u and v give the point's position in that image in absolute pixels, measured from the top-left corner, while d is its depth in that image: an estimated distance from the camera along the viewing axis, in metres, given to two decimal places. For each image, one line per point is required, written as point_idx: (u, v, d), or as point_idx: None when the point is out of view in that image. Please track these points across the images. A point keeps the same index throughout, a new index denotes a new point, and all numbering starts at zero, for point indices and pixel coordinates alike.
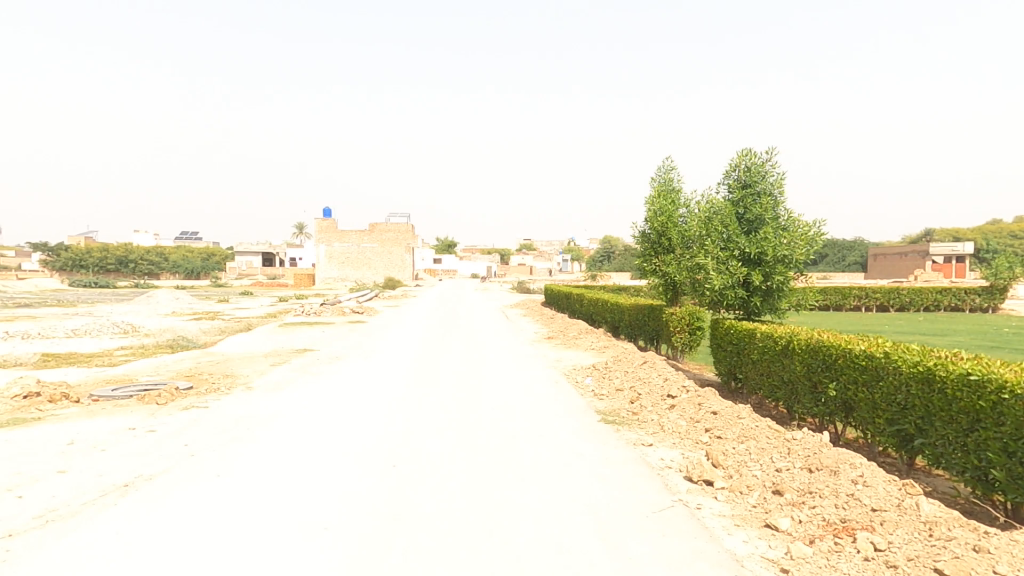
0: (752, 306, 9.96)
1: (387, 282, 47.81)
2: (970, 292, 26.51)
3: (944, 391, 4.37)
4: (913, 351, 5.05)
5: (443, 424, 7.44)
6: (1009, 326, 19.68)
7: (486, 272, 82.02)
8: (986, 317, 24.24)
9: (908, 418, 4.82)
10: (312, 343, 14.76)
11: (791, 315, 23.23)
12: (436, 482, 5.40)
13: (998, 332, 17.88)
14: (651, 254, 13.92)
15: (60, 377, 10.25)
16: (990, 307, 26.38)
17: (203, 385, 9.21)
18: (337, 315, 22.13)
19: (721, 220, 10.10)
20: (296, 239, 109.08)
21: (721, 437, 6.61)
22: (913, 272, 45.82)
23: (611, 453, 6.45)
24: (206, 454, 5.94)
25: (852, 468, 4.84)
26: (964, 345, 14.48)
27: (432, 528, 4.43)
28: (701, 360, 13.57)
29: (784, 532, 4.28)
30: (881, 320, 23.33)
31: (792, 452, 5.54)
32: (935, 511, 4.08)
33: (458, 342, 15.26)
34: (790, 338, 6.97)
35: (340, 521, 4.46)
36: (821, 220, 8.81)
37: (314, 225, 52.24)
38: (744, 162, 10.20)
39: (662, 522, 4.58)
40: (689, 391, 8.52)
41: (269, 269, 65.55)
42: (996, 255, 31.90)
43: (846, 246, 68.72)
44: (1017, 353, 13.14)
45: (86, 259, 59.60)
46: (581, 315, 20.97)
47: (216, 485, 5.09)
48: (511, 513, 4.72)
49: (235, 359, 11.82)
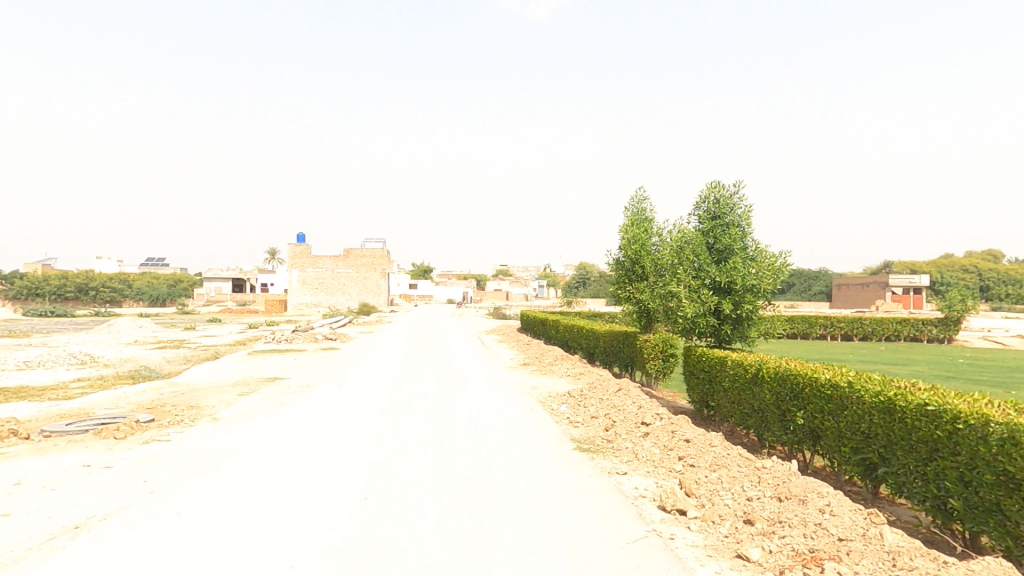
0: (723, 333, 10.15)
1: (362, 308, 47.23)
2: (927, 323, 27.38)
3: (904, 420, 4.50)
4: (874, 380, 5.21)
5: (416, 454, 7.31)
6: (964, 357, 20.53)
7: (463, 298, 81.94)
8: (944, 348, 25.13)
9: (871, 446, 4.93)
10: (281, 371, 14.43)
11: (761, 344, 23.79)
12: (408, 515, 5.27)
13: (954, 363, 18.59)
14: (625, 281, 14.14)
15: (10, 412, 9.75)
16: (946, 337, 27.28)
17: (165, 417, 8.88)
18: (310, 343, 21.72)
19: (692, 250, 10.32)
20: (270, 265, 107.55)
21: (694, 465, 6.64)
22: (874, 302, 47.36)
23: (586, 483, 6.41)
24: (166, 491, 5.70)
25: (819, 497, 4.91)
26: (923, 376, 14.98)
27: (402, 564, 4.30)
28: (674, 388, 13.67)
29: (755, 562, 4.29)
30: (846, 349, 24.04)
31: (763, 481, 5.59)
32: (898, 541, 4.16)
33: (432, 370, 15.12)
34: (759, 366, 7.11)
35: (307, 559, 4.31)
36: (787, 251, 9.08)
37: (288, 251, 51.60)
38: (713, 195, 10.52)
39: (635, 554, 4.55)
40: (662, 418, 8.57)
41: (239, 296, 64.27)
42: (950, 289, 33.34)
43: (811, 275, 70.79)
44: (973, 383, 13.66)
45: (43, 287, 57.66)
46: (557, 341, 21.04)
47: (176, 525, 4.88)
48: (484, 546, 4.64)
49: (201, 390, 11.46)
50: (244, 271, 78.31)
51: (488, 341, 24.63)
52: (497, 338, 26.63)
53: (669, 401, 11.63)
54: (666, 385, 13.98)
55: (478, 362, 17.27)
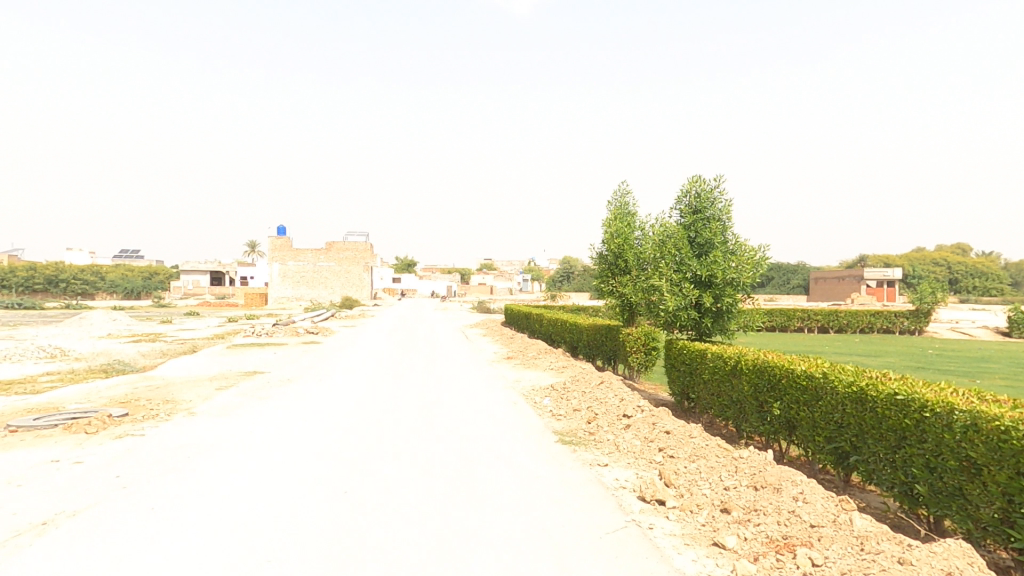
0: (704, 326, 10.28)
1: (345, 301, 46.86)
2: (899, 315, 28.04)
3: (875, 410, 4.61)
4: (847, 371, 5.32)
5: (398, 447, 7.30)
6: (934, 348, 21.13)
7: (447, 292, 81.79)
8: (915, 339, 25.75)
9: (844, 435, 5.05)
10: (261, 365, 14.25)
11: (741, 336, 24.12)
12: (389, 508, 5.27)
13: (925, 354, 19.12)
14: (608, 274, 14.21)
15: None
16: (917, 329, 27.98)
17: (140, 412, 8.73)
18: (290, 336, 21.47)
19: (675, 243, 10.40)
20: (249, 258, 106.08)
21: (674, 456, 6.73)
22: (849, 295, 48.37)
23: (567, 475, 6.47)
24: (140, 486, 5.62)
25: (793, 486, 5.02)
26: (895, 366, 15.38)
27: (381, 557, 4.30)
28: (656, 380, 13.82)
29: (730, 550, 4.37)
30: (822, 341, 24.56)
31: (739, 470, 5.69)
32: (867, 526, 4.27)
33: (414, 363, 15.07)
34: (737, 358, 7.21)
35: (285, 554, 4.29)
36: (766, 245, 9.20)
37: (268, 244, 50.90)
38: (694, 189, 10.61)
39: (613, 544, 4.60)
40: (643, 410, 8.66)
41: (218, 289, 63.33)
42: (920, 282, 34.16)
43: (789, 269, 71.95)
44: (942, 374, 14.04)
45: (12, 278, 56.07)
46: (540, 334, 21.11)
47: (148, 521, 4.81)
48: (465, 539, 4.66)
49: (177, 384, 11.27)
50: (223, 264, 77.08)
51: (471, 334, 24.59)
52: (479, 331, 26.62)
53: (650, 393, 11.76)
54: (648, 377, 14.13)
55: (462, 355, 17.27)
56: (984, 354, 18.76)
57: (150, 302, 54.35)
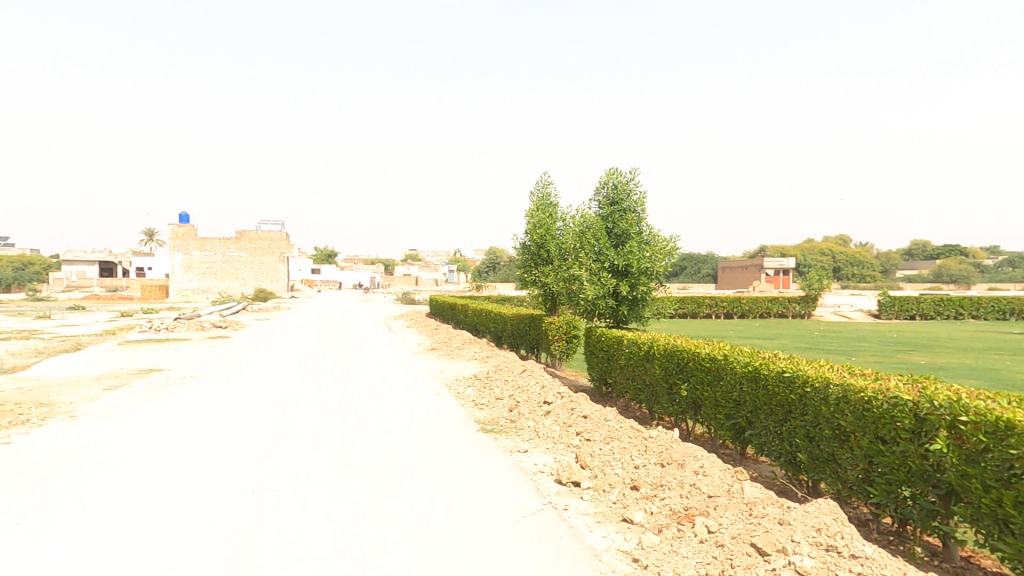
0: (620, 314, 10.67)
1: (258, 293, 44.41)
2: (792, 301, 30.67)
3: (766, 387, 5.00)
4: (744, 353, 5.73)
5: (314, 442, 7.05)
6: (822, 330, 23.32)
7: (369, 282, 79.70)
8: (807, 322, 28.30)
9: (740, 412, 5.44)
10: (161, 362, 13.20)
11: (656, 323, 25.38)
12: (302, 505, 5.08)
13: (815, 335, 21.07)
14: (531, 265, 14.40)
15: None
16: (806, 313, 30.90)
17: (10, 417, 7.81)
18: (196, 331, 20.08)
19: (593, 234, 10.72)
20: (147, 248, 98.10)
21: (590, 439, 6.96)
22: (752, 283, 52.23)
23: (487, 462, 6.53)
24: (9, 499, 5.04)
25: (695, 460, 5.35)
26: (788, 348, 16.83)
27: (291, 556, 4.15)
28: (577, 367, 14.25)
29: (637, 524, 4.60)
30: (728, 325, 26.37)
31: (649, 449, 5.99)
32: (756, 492, 4.63)
33: (330, 356, 14.54)
34: (650, 344, 7.57)
35: (181, 560, 4.02)
36: (677, 236, 9.69)
37: (168, 232, 47.12)
38: (612, 181, 10.97)
39: (529, 526, 4.71)
40: (563, 397, 8.88)
41: (112, 280, 57.93)
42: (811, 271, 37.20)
43: (700, 259, 76.51)
44: (828, 354, 15.52)
45: None
46: (465, 325, 21.09)
47: (19, 537, 4.32)
48: (381, 531, 4.58)
49: (58, 385, 10.19)
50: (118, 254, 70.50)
51: (392, 326, 24.10)
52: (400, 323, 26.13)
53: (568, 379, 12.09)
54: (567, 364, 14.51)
55: (385, 347, 16.92)
56: (859, 335, 21.04)
57: (29, 295, 48.82)
